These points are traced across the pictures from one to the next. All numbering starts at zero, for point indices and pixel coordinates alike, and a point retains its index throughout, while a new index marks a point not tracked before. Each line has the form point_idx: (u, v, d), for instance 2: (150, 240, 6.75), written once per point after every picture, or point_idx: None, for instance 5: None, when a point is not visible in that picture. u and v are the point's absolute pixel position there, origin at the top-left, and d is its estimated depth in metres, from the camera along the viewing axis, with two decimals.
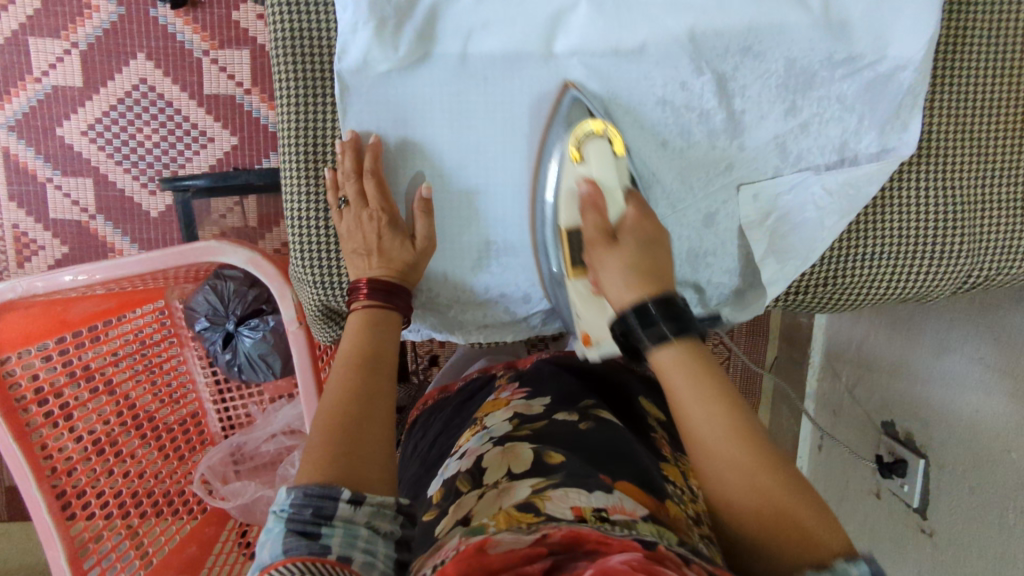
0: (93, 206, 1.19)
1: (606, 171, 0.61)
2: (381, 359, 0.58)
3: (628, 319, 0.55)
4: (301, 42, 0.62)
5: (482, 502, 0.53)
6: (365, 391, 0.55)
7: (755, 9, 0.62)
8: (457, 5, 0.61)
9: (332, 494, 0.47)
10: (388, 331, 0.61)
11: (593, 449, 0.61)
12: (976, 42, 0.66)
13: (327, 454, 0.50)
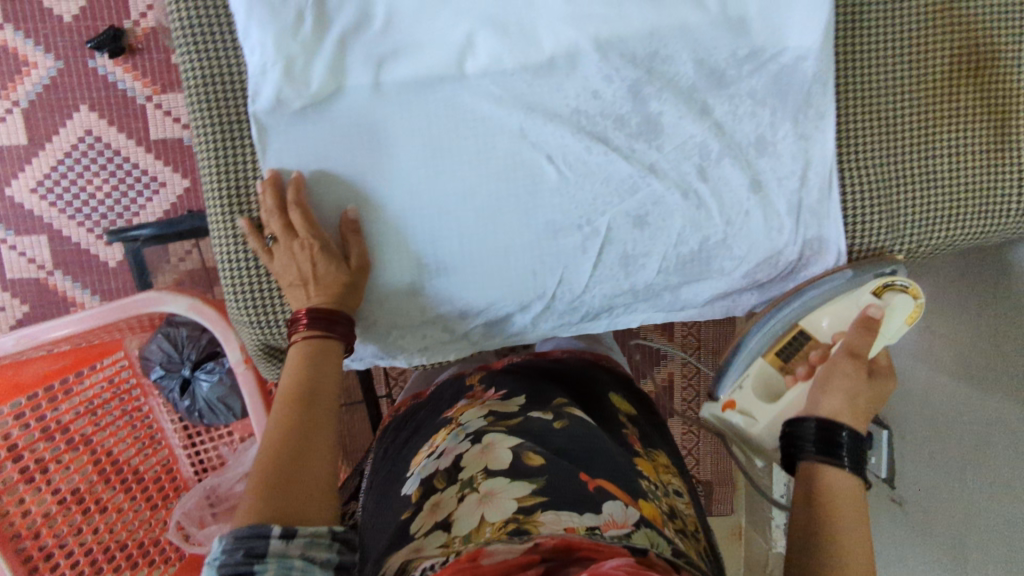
0: (49, 263, 1.18)
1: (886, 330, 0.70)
2: (317, 394, 0.58)
3: (808, 427, 0.60)
4: (215, 86, 0.63)
5: (465, 508, 0.54)
6: (307, 423, 0.56)
7: (655, 14, 0.63)
8: (364, 37, 0.62)
9: (263, 531, 0.47)
10: (327, 362, 0.61)
11: (569, 448, 0.62)
12: (873, 25, 0.69)
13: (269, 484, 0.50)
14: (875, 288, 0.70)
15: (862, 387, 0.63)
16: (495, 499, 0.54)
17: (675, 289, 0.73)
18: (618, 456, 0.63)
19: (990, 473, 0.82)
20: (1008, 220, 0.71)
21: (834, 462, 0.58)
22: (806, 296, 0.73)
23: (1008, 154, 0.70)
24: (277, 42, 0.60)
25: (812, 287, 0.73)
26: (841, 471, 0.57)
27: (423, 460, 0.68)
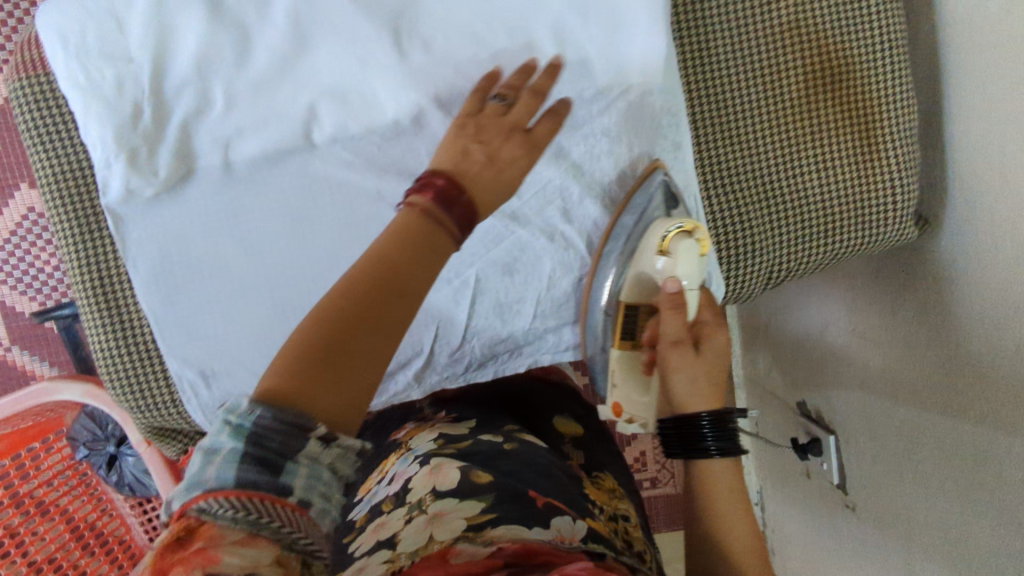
0: (6, 339, 1.20)
1: (692, 272, 0.61)
2: (419, 253, 0.43)
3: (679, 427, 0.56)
4: (70, 183, 0.64)
5: (409, 530, 0.48)
6: (380, 309, 0.40)
7: (492, 65, 0.63)
8: (207, 120, 0.63)
9: (308, 426, 0.35)
10: (429, 247, 0.44)
11: (512, 467, 0.56)
12: (721, 50, 0.68)
13: (301, 381, 0.36)
14: (659, 239, 0.62)
15: (685, 378, 0.57)
16: (444, 518, 0.48)
17: (556, 330, 0.72)
18: (566, 481, 0.58)
19: (918, 477, 0.79)
20: (887, 228, 0.69)
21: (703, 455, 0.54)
22: (608, 282, 0.67)
23: (875, 161, 0.69)
24: (116, 135, 0.61)
25: (611, 267, 0.67)
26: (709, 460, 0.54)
27: (373, 487, 0.60)
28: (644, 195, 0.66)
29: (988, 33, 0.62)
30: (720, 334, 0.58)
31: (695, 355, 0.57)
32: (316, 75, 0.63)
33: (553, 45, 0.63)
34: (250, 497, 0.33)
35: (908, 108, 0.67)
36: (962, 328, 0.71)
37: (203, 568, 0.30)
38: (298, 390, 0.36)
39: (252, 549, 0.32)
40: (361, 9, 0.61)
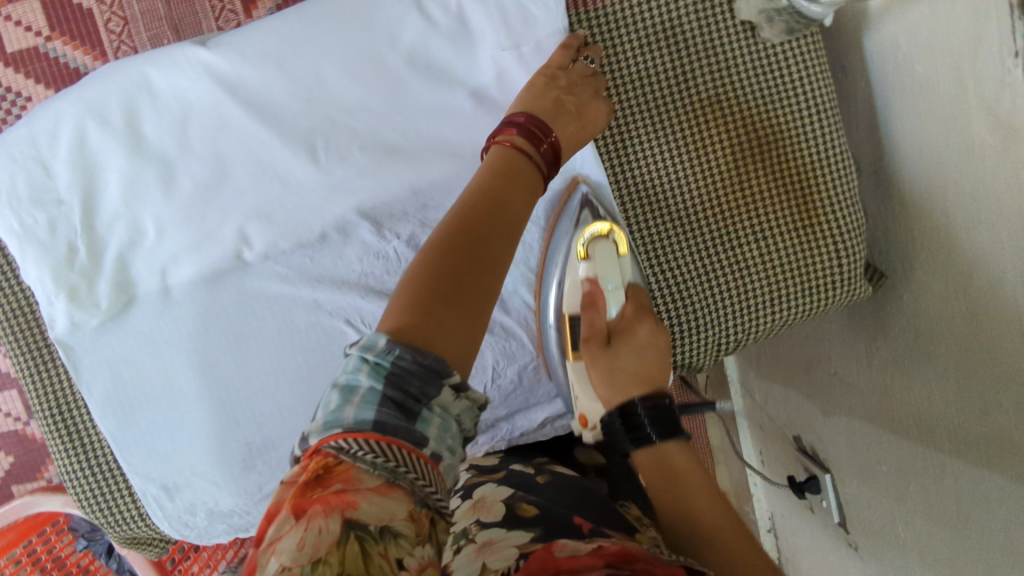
0: (22, 415, 1.19)
1: (615, 274, 0.63)
2: (502, 205, 0.48)
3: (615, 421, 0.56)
4: (19, 319, 0.66)
5: (460, 559, 0.50)
6: (482, 261, 0.44)
7: (412, 173, 0.65)
8: (142, 248, 0.65)
9: (443, 371, 0.36)
10: (518, 184, 0.51)
11: (554, 496, 0.58)
12: (645, 124, 0.66)
13: (432, 319, 0.39)
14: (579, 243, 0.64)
15: (600, 372, 0.59)
16: (496, 545, 0.50)
17: (509, 417, 0.71)
18: (609, 504, 0.59)
19: (900, 536, 0.73)
20: (837, 291, 0.66)
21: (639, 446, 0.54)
22: (552, 296, 0.66)
23: (817, 225, 0.66)
24: (55, 274, 0.63)
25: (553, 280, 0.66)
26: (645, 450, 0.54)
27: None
28: (572, 213, 0.67)
29: (902, 95, 0.62)
30: (642, 324, 0.61)
31: (609, 350, 0.60)
32: (244, 198, 0.65)
33: (469, 148, 0.64)
34: (390, 442, 0.33)
35: (842, 168, 0.66)
36: (912, 389, 0.68)
37: (348, 509, 0.30)
38: (430, 324, 0.38)
39: (391, 497, 0.31)
40: (276, 135, 0.63)
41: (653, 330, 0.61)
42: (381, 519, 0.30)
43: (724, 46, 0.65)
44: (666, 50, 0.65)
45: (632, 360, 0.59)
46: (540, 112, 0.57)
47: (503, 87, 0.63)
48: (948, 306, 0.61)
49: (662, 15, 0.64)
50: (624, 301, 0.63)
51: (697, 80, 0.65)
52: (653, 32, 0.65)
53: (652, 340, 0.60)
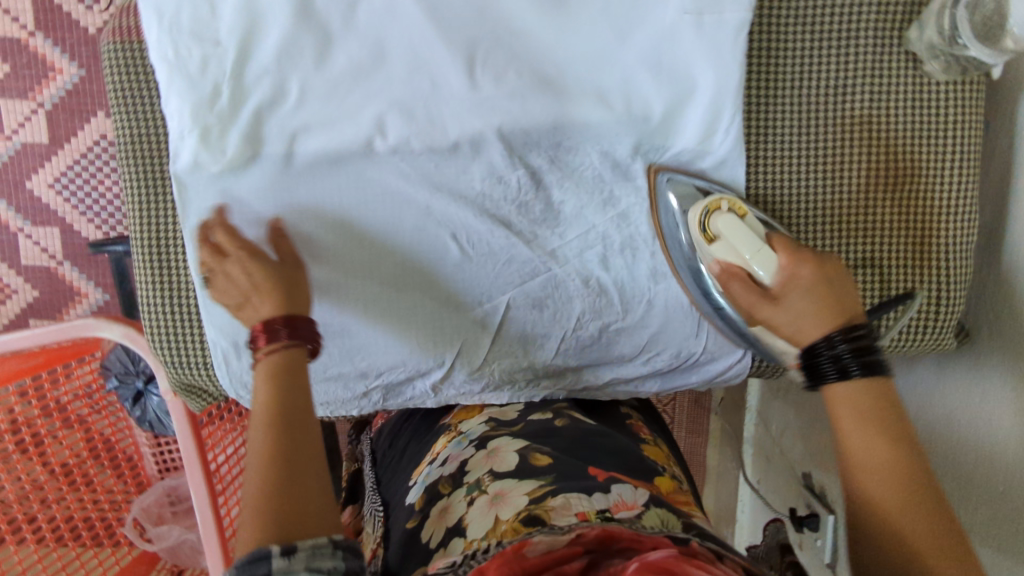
0: (59, 253, 1.29)
1: (750, 237, 0.61)
2: (296, 411, 0.54)
3: (821, 363, 0.54)
4: (144, 147, 0.68)
5: (474, 508, 0.56)
6: (287, 448, 0.52)
7: (558, 108, 0.65)
8: (281, 110, 0.66)
9: (263, 554, 0.44)
10: (297, 381, 0.57)
11: (566, 448, 0.63)
12: (790, 127, 0.67)
13: (267, 510, 0.47)
14: (699, 230, 0.65)
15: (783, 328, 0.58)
16: (507, 498, 0.55)
17: (576, 370, 0.75)
18: (624, 449, 0.65)
19: None
20: (927, 335, 0.70)
21: (829, 382, 0.53)
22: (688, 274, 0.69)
23: (928, 270, 0.68)
24: (193, 113, 0.65)
25: (682, 259, 0.69)
26: (838, 382, 0.52)
27: (427, 467, 0.68)
28: (664, 199, 0.68)
29: None
30: (804, 264, 0.58)
31: (778, 303, 0.58)
32: (391, 89, 0.65)
33: (621, 100, 0.65)
34: None
35: (970, 222, 0.67)
36: (963, 447, 0.71)
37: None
38: (267, 517, 0.47)
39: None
40: (442, 38, 0.64)
41: (815, 268, 0.58)
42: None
43: (889, 75, 0.65)
44: (834, 62, 0.65)
45: (808, 305, 0.57)
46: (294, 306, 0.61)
47: (672, 50, 0.63)
48: None
49: (839, 26, 0.64)
50: (777, 253, 0.59)
51: (854, 100, 0.66)
52: (826, 40, 0.65)
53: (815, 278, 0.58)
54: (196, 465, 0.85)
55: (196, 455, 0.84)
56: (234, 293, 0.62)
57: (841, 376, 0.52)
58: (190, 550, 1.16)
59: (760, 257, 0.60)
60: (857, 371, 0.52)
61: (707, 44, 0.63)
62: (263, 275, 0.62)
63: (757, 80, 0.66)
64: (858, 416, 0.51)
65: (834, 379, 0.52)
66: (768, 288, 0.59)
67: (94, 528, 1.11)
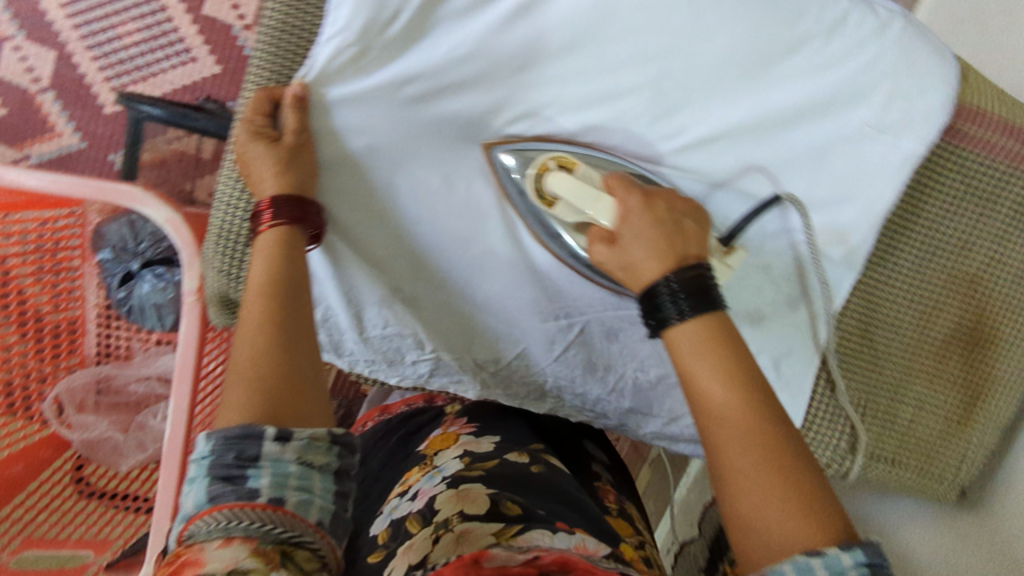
0: None
1: (580, 189, 0.58)
2: (297, 288, 0.54)
3: (664, 306, 0.50)
4: (288, 38, 0.63)
5: (439, 546, 0.51)
6: (283, 320, 0.52)
7: (713, 163, 0.65)
8: (440, 59, 0.61)
9: (256, 433, 0.45)
10: (296, 258, 0.56)
11: (543, 503, 0.58)
12: (911, 257, 0.69)
13: (265, 384, 0.48)
14: (540, 197, 0.63)
15: (614, 271, 0.57)
16: (472, 537, 0.51)
17: (621, 414, 0.78)
18: (591, 508, 0.63)
19: None
20: (938, 486, 0.74)
21: (671, 325, 0.50)
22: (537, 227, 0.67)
23: (963, 433, 0.72)
24: (363, 29, 0.59)
25: (534, 222, 0.67)
26: (680, 326, 0.50)
27: (396, 500, 0.66)
28: (504, 166, 0.65)
29: None
30: (639, 205, 0.56)
31: (617, 248, 0.56)
32: (567, 83, 0.63)
33: (772, 178, 0.66)
34: (243, 507, 0.42)
35: (1014, 404, 0.71)
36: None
37: (194, 570, 0.39)
38: (265, 391, 0.47)
39: (232, 546, 0.41)
40: (638, 51, 0.61)
41: (644, 201, 0.56)
42: (223, 566, 0.39)
43: (1012, 249, 0.68)
44: (973, 217, 0.67)
45: (643, 247, 0.54)
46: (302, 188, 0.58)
47: (844, 153, 0.64)
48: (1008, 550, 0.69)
49: (991, 186, 0.66)
50: (613, 202, 0.57)
51: (975, 258, 0.68)
52: (976, 195, 0.67)
53: (646, 215, 0.55)
54: (187, 376, 0.77)
55: (192, 369, 0.77)
56: (250, 168, 0.58)
57: (680, 318, 0.50)
58: (110, 449, 1.05)
59: (598, 209, 0.58)
60: (689, 312, 0.50)
61: (874, 158, 0.64)
62: (270, 159, 0.57)
63: (902, 204, 0.67)
64: (701, 354, 0.49)
65: (675, 324, 0.50)
66: (609, 234, 0.57)
67: (11, 393, 0.99)
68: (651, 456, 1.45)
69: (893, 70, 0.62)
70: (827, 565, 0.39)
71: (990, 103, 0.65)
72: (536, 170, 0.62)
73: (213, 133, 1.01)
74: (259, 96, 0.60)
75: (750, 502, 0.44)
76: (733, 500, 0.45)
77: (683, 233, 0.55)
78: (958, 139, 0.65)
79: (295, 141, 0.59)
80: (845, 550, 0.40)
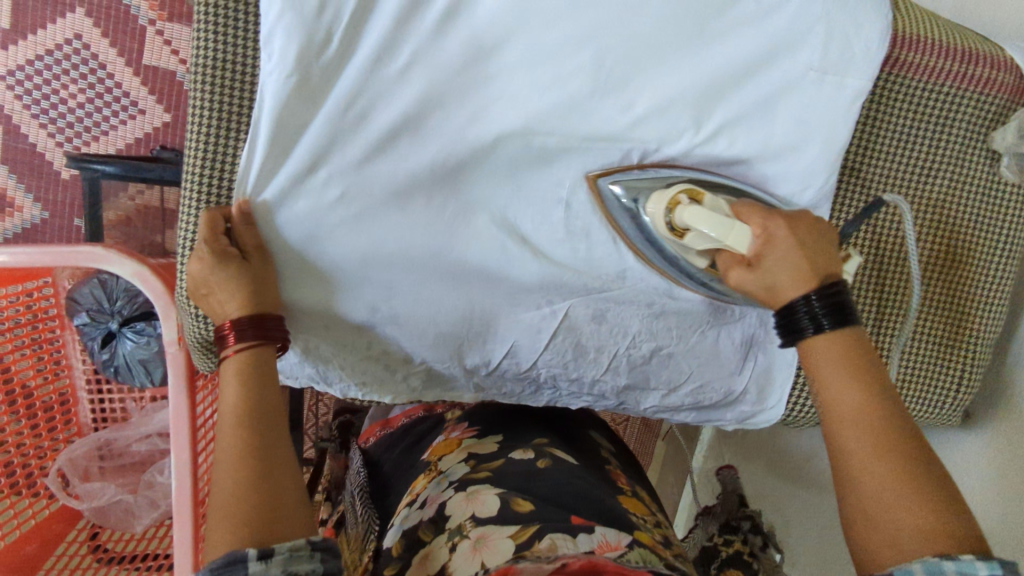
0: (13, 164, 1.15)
1: (715, 218, 0.58)
2: (269, 411, 0.58)
3: (799, 318, 0.55)
4: (226, 74, 0.61)
5: (458, 556, 0.52)
6: (258, 448, 0.55)
7: (668, 131, 0.65)
8: (381, 74, 0.61)
9: (241, 555, 0.47)
10: (264, 380, 0.59)
11: (551, 497, 0.59)
12: (874, 193, 0.69)
13: (242, 514, 0.51)
14: (669, 229, 0.64)
15: (756, 292, 0.59)
16: (489, 542, 0.52)
17: (619, 393, 0.79)
18: (602, 497, 0.62)
19: None
20: (939, 413, 0.75)
21: (806, 336, 0.55)
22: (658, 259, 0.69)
23: (954, 356, 0.73)
24: (298, 56, 0.58)
25: (650, 250, 0.68)
26: (815, 337, 0.55)
27: (405, 510, 0.66)
28: (611, 204, 0.68)
29: None
30: (777, 226, 0.58)
31: (752, 269, 0.59)
32: (510, 76, 0.63)
33: (727, 136, 0.66)
34: None
35: (998, 320, 0.72)
36: None
37: None
38: (244, 521, 0.50)
39: None
40: (575, 33, 0.61)
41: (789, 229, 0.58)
42: None
43: (968, 167, 0.69)
44: (926, 144, 0.68)
45: (786, 267, 0.57)
46: (261, 304, 0.62)
47: (796, 100, 0.64)
48: (1011, 462, 0.71)
49: (937, 110, 0.67)
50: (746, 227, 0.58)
51: (934, 183, 0.69)
52: (925, 122, 0.68)
53: (791, 238, 0.57)
54: (183, 428, 0.77)
55: (187, 419, 0.76)
56: (212, 291, 0.61)
57: (817, 330, 0.54)
58: (122, 513, 1.05)
59: (731, 237, 0.58)
60: (831, 327, 0.54)
61: (825, 100, 0.64)
62: (228, 279, 0.60)
63: (856, 143, 0.68)
64: (834, 363, 0.54)
65: (812, 335, 0.55)
66: (746, 257, 0.59)
67: (13, 476, 0.99)
68: (662, 430, 1.45)
69: (828, 12, 0.62)
70: (960, 569, 0.44)
71: (925, 28, 0.65)
72: (654, 198, 0.64)
73: (171, 180, 1.01)
74: (211, 214, 0.62)
75: (879, 497, 0.49)
76: (861, 496, 0.50)
77: (825, 253, 0.58)
78: (898, 70, 0.66)
79: (255, 259, 0.63)
80: (982, 558, 0.44)
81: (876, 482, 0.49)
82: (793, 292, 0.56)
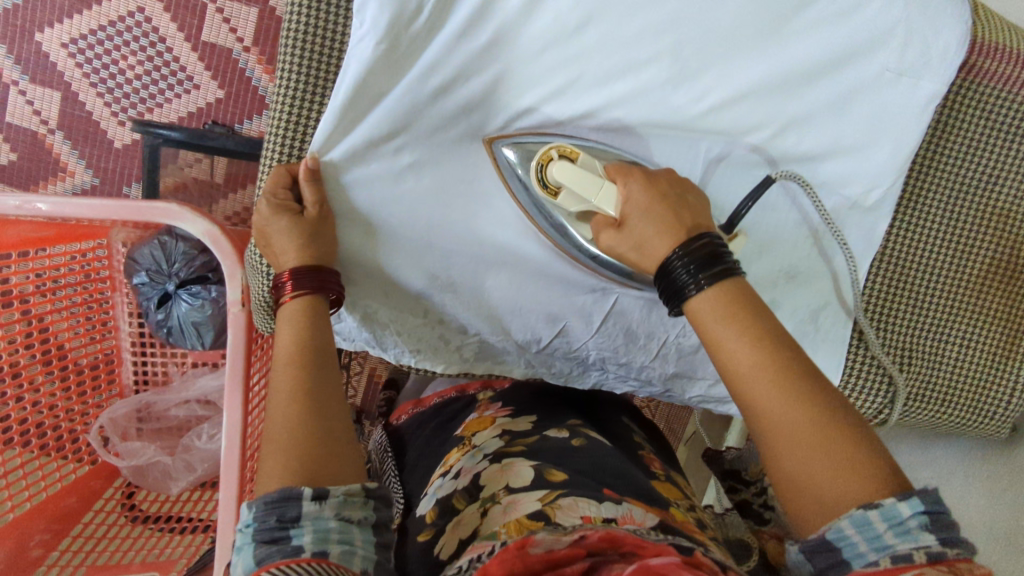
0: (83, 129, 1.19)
1: (583, 175, 0.59)
2: (323, 354, 0.58)
3: (679, 276, 0.54)
4: (315, 39, 0.64)
5: (488, 520, 0.52)
6: (315, 388, 0.55)
7: (737, 123, 0.66)
8: (465, 48, 0.62)
9: (295, 493, 0.46)
10: (320, 325, 0.60)
11: (583, 470, 0.59)
12: (937, 198, 0.70)
13: (291, 453, 0.50)
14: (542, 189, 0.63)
15: (629, 253, 0.60)
16: (518, 506, 0.52)
17: (666, 380, 0.80)
18: (636, 475, 0.62)
19: None
20: (989, 422, 0.75)
21: (688, 295, 0.54)
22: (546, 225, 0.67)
23: (1008, 365, 0.73)
24: (389, 25, 0.59)
25: (540, 218, 0.67)
26: (697, 294, 0.53)
27: (439, 480, 0.67)
28: (502, 169, 0.66)
29: None
30: (642, 184, 0.59)
31: (624, 228, 0.59)
32: (588, 60, 0.64)
33: (797, 132, 0.67)
34: (293, 563, 0.43)
35: None
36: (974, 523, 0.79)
37: None
38: (295, 457, 0.49)
39: None
40: (656, 21, 0.62)
41: (647, 186, 0.59)
42: None
43: None
44: (991, 152, 0.69)
45: (651, 224, 0.57)
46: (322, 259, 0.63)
47: (868, 99, 0.65)
48: None
49: (1004, 118, 0.68)
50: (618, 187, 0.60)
51: (998, 192, 0.70)
52: (992, 130, 0.68)
53: (653, 193, 0.58)
54: (237, 386, 0.78)
55: (241, 378, 0.78)
56: (271, 240, 0.62)
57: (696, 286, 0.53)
58: (160, 474, 1.06)
59: (603, 195, 0.59)
60: (705, 280, 0.53)
61: (897, 101, 0.65)
62: (292, 230, 0.61)
63: (923, 148, 0.68)
64: (723, 317, 0.52)
65: (693, 293, 0.53)
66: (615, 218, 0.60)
67: (58, 434, 1.01)
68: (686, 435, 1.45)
69: (909, 14, 0.63)
70: (885, 516, 0.42)
71: (1003, 34, 0.65)
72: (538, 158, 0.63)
73: (232, 149, 1.04)
74: (278, 171, 0.64)
75: (794, 457, 0.47)
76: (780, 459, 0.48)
77: (688, 207, 0.59)
78: (973, 75, 0.66)
79: (316, 215, 0.63)
80: (902, 499, 0.42)
81: (789, 440, 0.48)
82: (665, 251, 0.56)
